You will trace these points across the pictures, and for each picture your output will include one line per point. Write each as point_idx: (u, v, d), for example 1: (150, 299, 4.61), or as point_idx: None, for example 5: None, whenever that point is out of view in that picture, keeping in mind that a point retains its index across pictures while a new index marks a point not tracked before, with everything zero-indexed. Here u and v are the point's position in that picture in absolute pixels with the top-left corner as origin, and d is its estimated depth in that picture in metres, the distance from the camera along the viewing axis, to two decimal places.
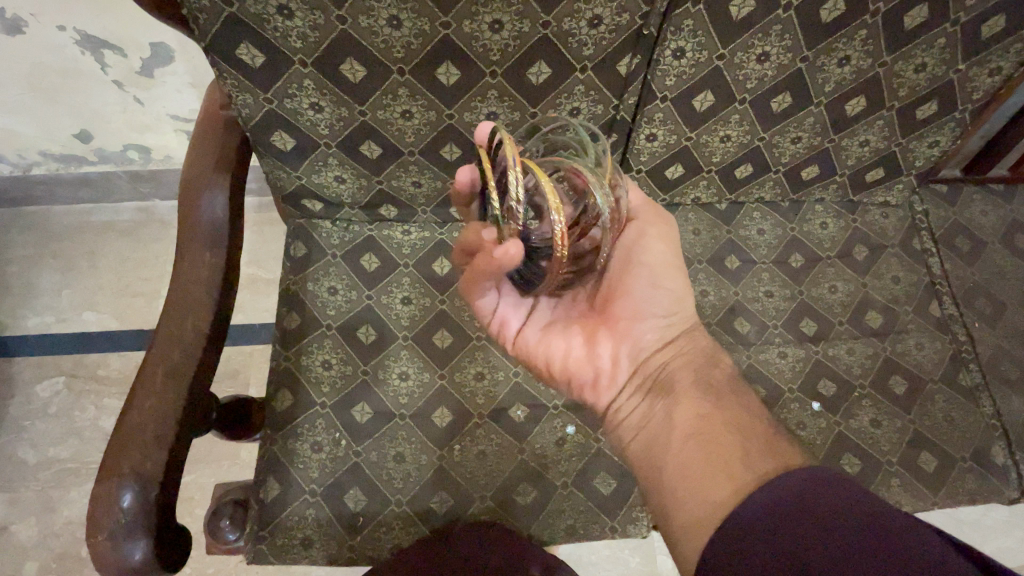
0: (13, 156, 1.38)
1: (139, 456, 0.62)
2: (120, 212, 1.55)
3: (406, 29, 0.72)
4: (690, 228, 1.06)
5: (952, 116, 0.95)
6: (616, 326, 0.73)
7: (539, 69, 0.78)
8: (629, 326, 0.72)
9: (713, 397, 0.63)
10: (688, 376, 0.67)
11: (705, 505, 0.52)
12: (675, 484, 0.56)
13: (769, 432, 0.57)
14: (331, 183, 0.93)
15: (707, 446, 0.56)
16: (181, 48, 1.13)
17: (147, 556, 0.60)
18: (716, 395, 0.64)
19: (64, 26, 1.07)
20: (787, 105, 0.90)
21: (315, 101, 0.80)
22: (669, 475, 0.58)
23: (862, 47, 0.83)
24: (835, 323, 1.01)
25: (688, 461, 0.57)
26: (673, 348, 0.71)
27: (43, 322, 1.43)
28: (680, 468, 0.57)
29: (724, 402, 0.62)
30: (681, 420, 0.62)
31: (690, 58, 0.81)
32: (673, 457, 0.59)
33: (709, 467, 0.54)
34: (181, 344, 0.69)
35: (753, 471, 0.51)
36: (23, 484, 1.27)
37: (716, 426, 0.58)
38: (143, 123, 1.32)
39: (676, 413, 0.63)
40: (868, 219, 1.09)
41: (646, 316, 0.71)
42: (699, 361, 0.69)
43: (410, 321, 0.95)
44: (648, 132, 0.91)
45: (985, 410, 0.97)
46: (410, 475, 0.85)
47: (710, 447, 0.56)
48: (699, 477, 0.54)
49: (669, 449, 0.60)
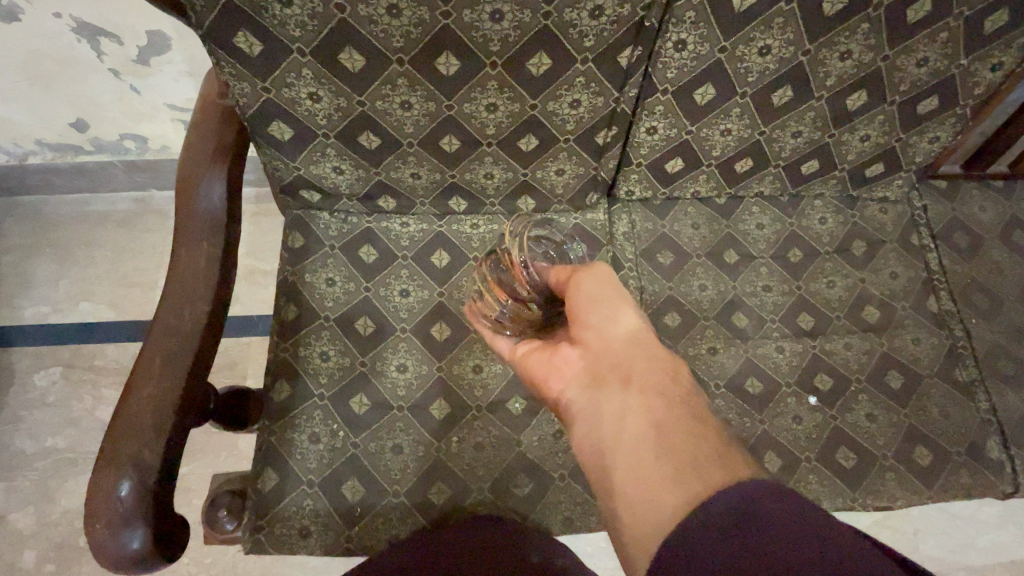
0: (8, 144, 1.37)
1: (136, 445, 0.62)
2: (117, 202, 1.54)
3: (406, 18, 0.71)
4: (689, 222, 1.06)
5: (953, 111, 0.95)
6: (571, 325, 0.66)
7: (540, 60, 0.78)
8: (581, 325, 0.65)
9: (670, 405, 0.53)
10: (637, 376, 0.57)
11: (654, 515, 0.45)
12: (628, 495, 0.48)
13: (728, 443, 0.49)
14: (330, 174, 0.92)
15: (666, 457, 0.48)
16: (177, 36, 1.12)
17: (146, 544, 0.60)
18: (665, 399, 0.53)
19: (61, 13, 1.06)
20: (788, 98, 0.89)
21: (314, 90, 0.79)
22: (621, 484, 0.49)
23: (865, 40, 0.83)
24: (832, 318, 1.01)
25: (638, 462, 0.49)
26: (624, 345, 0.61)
27: (39, 312, 1.43)
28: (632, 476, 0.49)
29: (674, 407, 0.53)
30: (633, 426, 0.52)
31: (692, 50, 0.81)
32: (623, 467, 0.50)
33: (661, 468, 0.47)
34: (178, 334, 0.69)
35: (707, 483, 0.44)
36: (21, 473, 1.27)
37: (673, 432, 0.50)
38: (139, 112, 1.30)
39: (623, 419, 0.54)
40: (867, 214, 1.09)
41: (593, 319, 0.63)
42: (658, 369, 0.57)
43: (409, 314, 0.95)
44: (649, 124, 0.91)
45: (980, 405, 0.97)
46: (408, 466, 0.86)
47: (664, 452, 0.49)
48: (651, 481, 0.47)
49: (620, 459, 0.51)
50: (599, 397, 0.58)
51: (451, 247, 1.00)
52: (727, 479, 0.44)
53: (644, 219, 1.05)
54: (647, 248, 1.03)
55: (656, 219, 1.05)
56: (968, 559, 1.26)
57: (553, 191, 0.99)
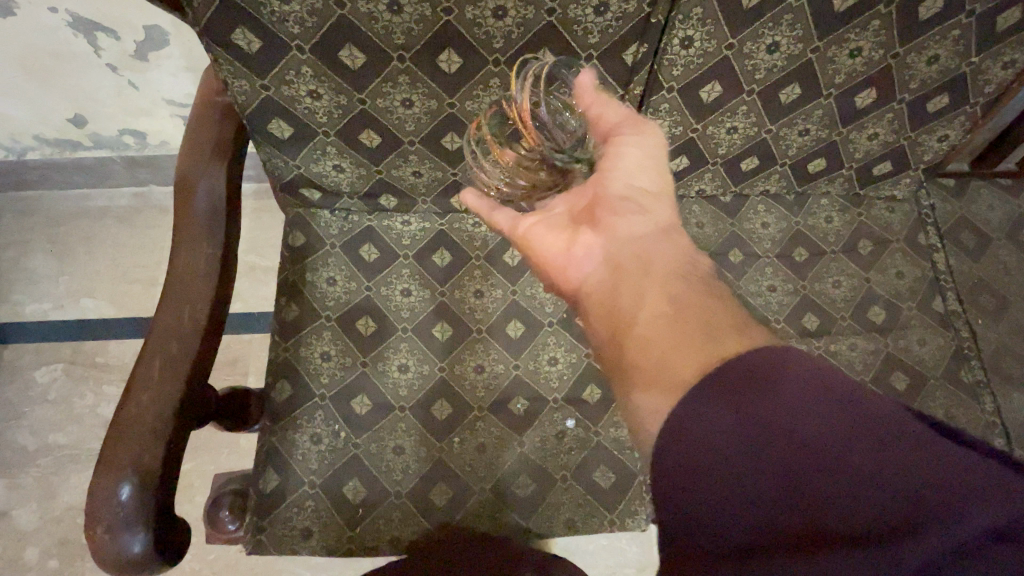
0: (7, 139, 1.36)
1: (135, 451, 0.62)
2: (117, 198, 1.53)
3: (407, 15, 0.70)
4: (694, 220, 1.04)
5: (964, 109, 0.94)
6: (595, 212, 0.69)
7: (544, 57, 0.77)
8: (606, 217, 0.67)
9: (686, 282, 0.56)
10: (656, 258, 0.60)
11: (672, 370, 0.47)
12: (644, 355, 0.50)
13: (741, 313, 0.52)
14: (330, 173, 0.91)
15: (681, 319, 0.51)
16: (175, 31, 1.10)
17: (147, 549, 0.60)
18: (683, 278, 0.56)
19: (57, 8, 1.04)
20: (796, 96, 0.88)
21: (313, 88, 0.78)
22: (636, 342, 0.52)
23: (875, 37, 0.81)
24: (838, 318, 1.01)
25: (655, 324, 0.52)
26: (644, 235, 0.64)
27: (40, 308, 1.42)
28: (649, 338, 0.51)
29: (690, 282, 0.56)
30: (651, 294, 0.55)
31: (699, 47, 0.79)
32: (640, 327, 0.53)
33: (680, 331, 0.49)
34: (178, 337, 0.69)
35: (728, 344, 0.46)
36: (23, 469, 1.28)
37: (690, 299, 0.53)
38: (138, 108, 1.29)
39: (641, 290, 0.57)
40: (873, 213, 1.08)
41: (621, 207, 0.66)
42: (675, 254, 0.61)
43: (410, 313, 0.94)
44: (654, 123, 0.89)
45: (985, 407, 0.96)
46: (409, 467, 0.85)
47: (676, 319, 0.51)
48: (667, 339, 0.50)
49: (636, 320, 0.54)
50: (617, 275, 0.61)
51: (452, 246, 0.99)
52: (744, 341, 0.46)
53: None
54: None
55: None
56: None
57: None
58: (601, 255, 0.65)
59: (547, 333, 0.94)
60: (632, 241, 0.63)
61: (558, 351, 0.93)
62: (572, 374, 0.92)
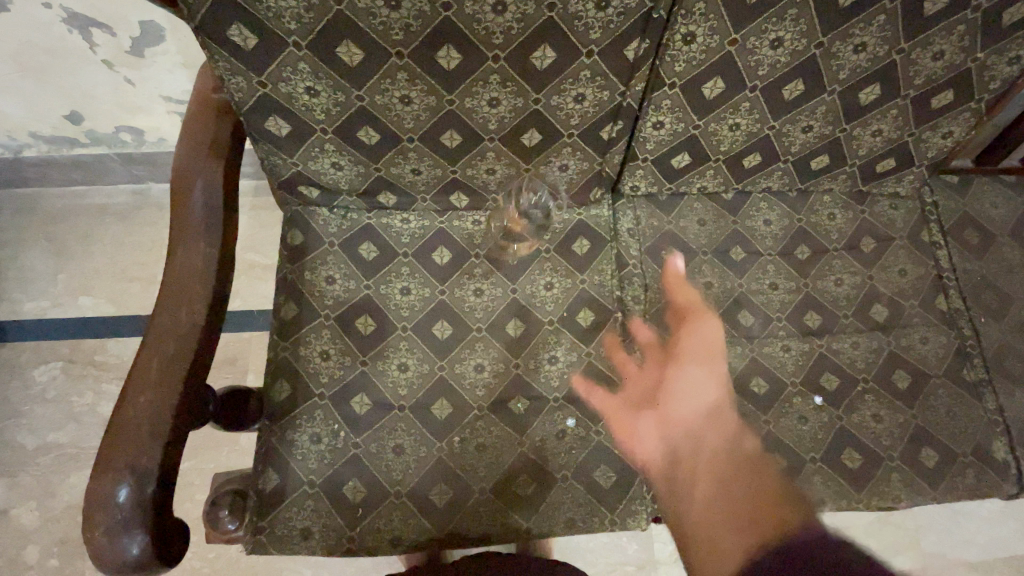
0: (3, 137, 1.35)
1: (134, 451, 0.62)
2: (114, 195, 1.52)
3: (405, 10, 0.69)
4: (695, 218, 1.04)
5: (968, 106, 0.93)
6: (659, 396, 0.69)
7: (544, 53, 0.76)
8: (665, 402, 0.67)
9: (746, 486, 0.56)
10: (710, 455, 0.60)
11: None
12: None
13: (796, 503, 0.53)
14: (328, 170, 0.90)
15: (741, 522, 0.52)
16: (171, 27, 1.09)
17: (145, 551, 0.60)
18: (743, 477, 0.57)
19: (51, 4, 1.03)
20: (799, 92, 0.87)
21: (310, 85, 0.78)
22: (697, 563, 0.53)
23: (880, 33, 0.81)
24: (840, 316, 1.00)
25: (713, 540, 0.53)
26: (701, 425, 0.63)
27: (38, 306, 1.42)
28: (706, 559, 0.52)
29: (748, 483, 0.56)
30: (703, 494, 0.57)
31: (701, 43, 0.79)
32: (695, 531, 0.55)
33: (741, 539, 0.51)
34: (176, 337, 0.69)
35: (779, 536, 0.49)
36: (23, 468, 1.28)
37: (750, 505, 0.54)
38: (135, 105, 1.28)
39: (700, 494, 0.57)
40: (876, 210, 1.07)
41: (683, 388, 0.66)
42: (733, 456, 0.60)
43: (409, 312, 0.94)
44: (656, 119, 0.89)
45: (989, 406, 0.96)
46: (409, 466, 0.85)
47: (748, 513, 0.53)
48: (727, 552, 0.51)
49: (692, 526, 0.56)
50: (681, 465, 0.61)
51: (452, 244, 0.98)
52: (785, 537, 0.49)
53: (649, 215, 1.03)
54: (652, 245, 1.02)
55: (661, 215, 1.03)
56: (969, 555, 1.26)
57: (557, 187, 0.97)
58: (663, 442, 0.64)
59: (547, 332, 0.94)
60: (688, 427, 0.63)
61: (559, 350, 0.93)
62: (572, 373, 0.91)
